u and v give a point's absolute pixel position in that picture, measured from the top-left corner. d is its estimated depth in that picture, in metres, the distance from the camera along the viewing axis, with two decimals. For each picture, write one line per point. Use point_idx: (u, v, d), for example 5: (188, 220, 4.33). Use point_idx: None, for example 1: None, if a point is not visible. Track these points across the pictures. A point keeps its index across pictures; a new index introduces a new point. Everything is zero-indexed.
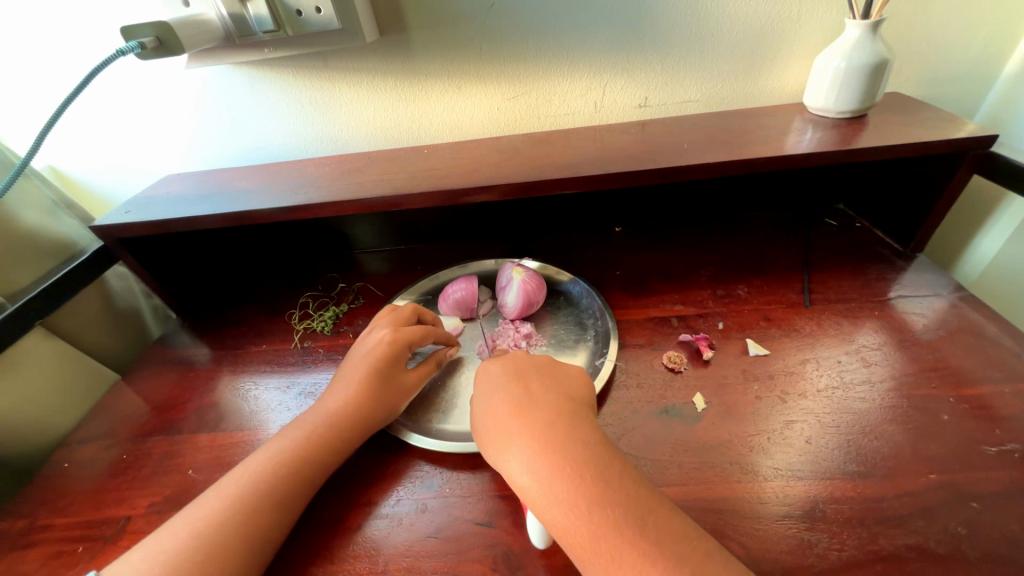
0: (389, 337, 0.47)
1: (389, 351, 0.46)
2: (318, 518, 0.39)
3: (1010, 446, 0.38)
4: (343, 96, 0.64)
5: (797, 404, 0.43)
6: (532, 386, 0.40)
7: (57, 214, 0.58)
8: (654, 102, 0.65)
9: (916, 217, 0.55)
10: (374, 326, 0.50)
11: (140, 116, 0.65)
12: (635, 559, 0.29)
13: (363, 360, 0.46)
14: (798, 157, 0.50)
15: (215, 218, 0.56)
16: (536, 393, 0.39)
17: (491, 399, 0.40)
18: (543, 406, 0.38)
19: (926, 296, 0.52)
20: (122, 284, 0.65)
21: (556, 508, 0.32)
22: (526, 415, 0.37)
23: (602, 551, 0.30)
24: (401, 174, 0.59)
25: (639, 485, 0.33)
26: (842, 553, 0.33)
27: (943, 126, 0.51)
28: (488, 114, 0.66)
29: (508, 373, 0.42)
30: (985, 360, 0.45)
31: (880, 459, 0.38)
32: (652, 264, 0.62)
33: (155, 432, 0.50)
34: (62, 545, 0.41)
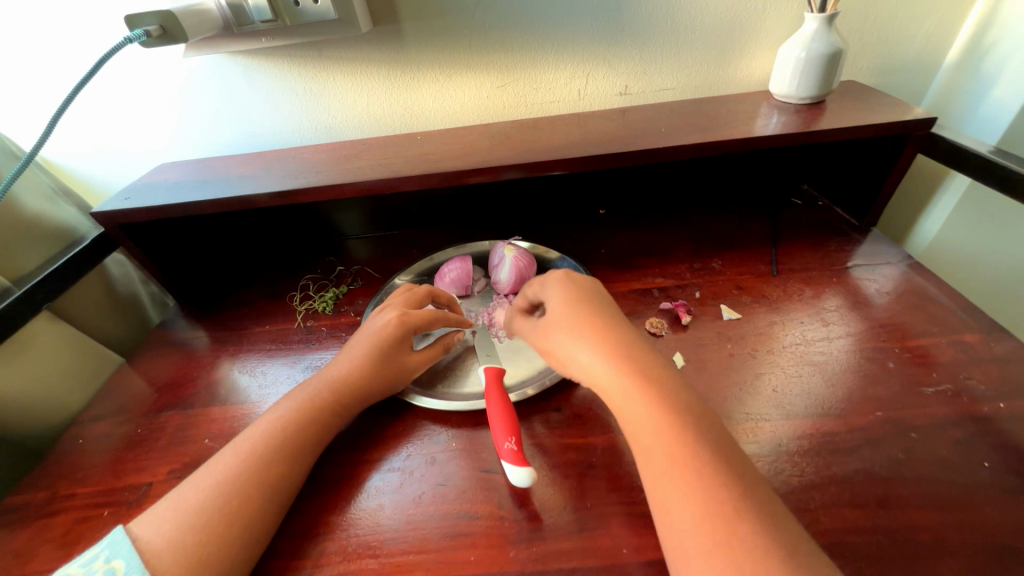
0: (397, 318, 0.48)
1: (396, 331, 0.47)
2: (333, 474, 0.43)
3: (944, 386, 0.43)
4: (337, 84, 0.66)
5: (767, 359, 0.48)
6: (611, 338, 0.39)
7: (57, 202, 0.60)
8: (634, 91, 0.69)
9: (870, 193, 0.61)
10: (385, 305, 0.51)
11: (133, 104, 0.66)
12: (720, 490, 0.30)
13: (370, 337, 0.47)
14: (765, 139, 0.55)
15: (217, 203, 0.58)
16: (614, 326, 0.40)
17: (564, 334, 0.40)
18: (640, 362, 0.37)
19: (878, 265, 0.58)
20: (121, 271, 0.66)
21: (647, 434, 0.34)
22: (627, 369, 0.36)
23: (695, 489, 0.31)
24: (397, 159, 0.62)
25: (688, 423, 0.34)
26: (802, 478, 0.38)
27: (892, 110, 0.56)
28: (478, 102, 0.69)
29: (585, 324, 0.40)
30: (927, 317, 0.50)
31: (837, 401, 0.43)
32: (635, 242, 0.67)
33: (167, 407, 0.52)
34: (86, 511, 0.43)
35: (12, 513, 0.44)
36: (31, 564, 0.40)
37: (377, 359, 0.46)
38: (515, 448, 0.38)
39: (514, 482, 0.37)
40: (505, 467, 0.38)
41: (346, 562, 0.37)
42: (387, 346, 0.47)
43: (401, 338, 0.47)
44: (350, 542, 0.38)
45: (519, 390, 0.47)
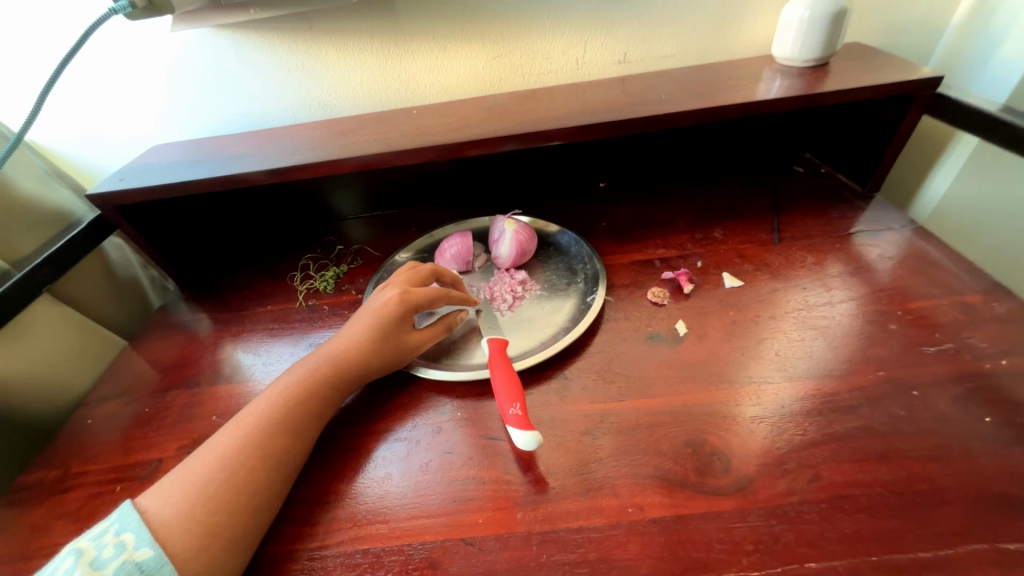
0: (398, 296, 0.47)
1: (397, 309, 0.47)
2: (340, 445, 0.43)
3: (946, 345, 0.44)
4: (329, 58, 0.64)
5: (769, 324, 0.48)
6: None
7: (51, 184, 0.61)
8: (633, 59, 0.67)
9: (873, 158, 0.60)
10: (388, 283, 0.51)
11: (123, 84, 0.64)
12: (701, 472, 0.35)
13: (371, 315, 0.47)
14: (767, 103, 0.54)
15: (212, 182, 0.57)
16: None
17: None
18: None
19: (881, 230, 0.58)
20: (120, 255, 0.67)
21: None
22: None
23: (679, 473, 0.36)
24: (392, 133, 0.61)
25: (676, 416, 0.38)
26: (804, 437, 0.38)
27: (896, 70, 0.55)
28: (474, 74, 0.68)
29: None
30: (929, 279, 0.50)
31: (839, 363, 0.43)
32: (635, 214, 0.66)
33: (173, 387, 0.53)
34: (99, 486, 0.43)
35: (26, 490, 0.44)
36: (48, 537, 0.40)
37: (378, 336, 0.46)
38: (519, 413, 0.40)
39: (519, 444, 0.38)
40: (510, 431, 0.39)
41: (356, 528, 0.37)
42: (389, 323, 0.46)
43: (403, 315, 0.47)
44: (359, 509, 0.38)
45: (522, 360, 0.47)
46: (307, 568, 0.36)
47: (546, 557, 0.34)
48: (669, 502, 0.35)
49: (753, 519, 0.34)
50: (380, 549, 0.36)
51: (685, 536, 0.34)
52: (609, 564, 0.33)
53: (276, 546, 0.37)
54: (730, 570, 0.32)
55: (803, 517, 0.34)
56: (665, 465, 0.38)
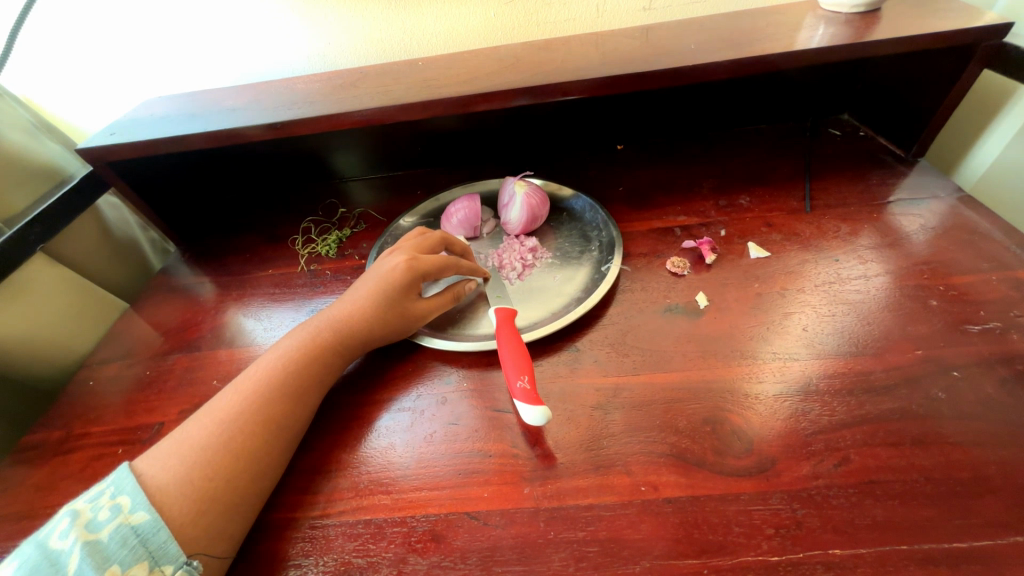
0: (406, 264, 0.45)
1: (403, 276, 0.44)
2: (343, 414, 0.42)
3: (992, 325, 0.40)
4: (328, 3, 0.59)
5: (797, 297, 0.45)
6: None
7: (38, 137, 0.58)
8: (659, 5, 0.61)
9: (921, 119, 0.55)
10: (395, 248, 0.48)
11: (110, 30, 0.60)
12: None
13: (375, 282, 0.45)
14: (809, 53, 0.49)
15: (205, 137, 0.54)
16: None
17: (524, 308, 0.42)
18: None
19: (925, 199, 0.53)
20: (117, 215, 0.65)
21: None
22: None
23: None
24: (395, 87, 0.57)
25: None
26: (832, 418, 0.36)
27: (960, 16, 0.49)
28: (484, 23, 0.62)
29: None
30: (975, 252, 0.46)
31: (873, 341, 0.40)
32: (655, 178, 0.62)
33: (174, 350, 0.52)
34: (102, 449, 0.43)
35: (30, 450, 0.44)
36: (52, 497, 0.40)
37: (383, 305, 0.44)
38: (527, 387, 0.38)
39: (527, 420, 0.37)
40: (517, 405, 0.37)
41: (359, 498, 0.36)
42: (394, 291, 0.44)
43: (409, 283, 0.44)
44: (361, 479, 0.37)
45: (531, 331, 0.45)
46: (308, 537, 0.35)
47: (554, 534, 0.33)
48: (685, 482, 0.34)
49: (775, 502, 0.32)
50: (382, 520, 0.35)
51: (702, 518, 0.32)
52: (620, 544, 0.32)
53: (277, 513, 0.36)
54: (748, 554, 0.30)
55: (829, 501, 0.32)
56: (680, 443, 0.36)
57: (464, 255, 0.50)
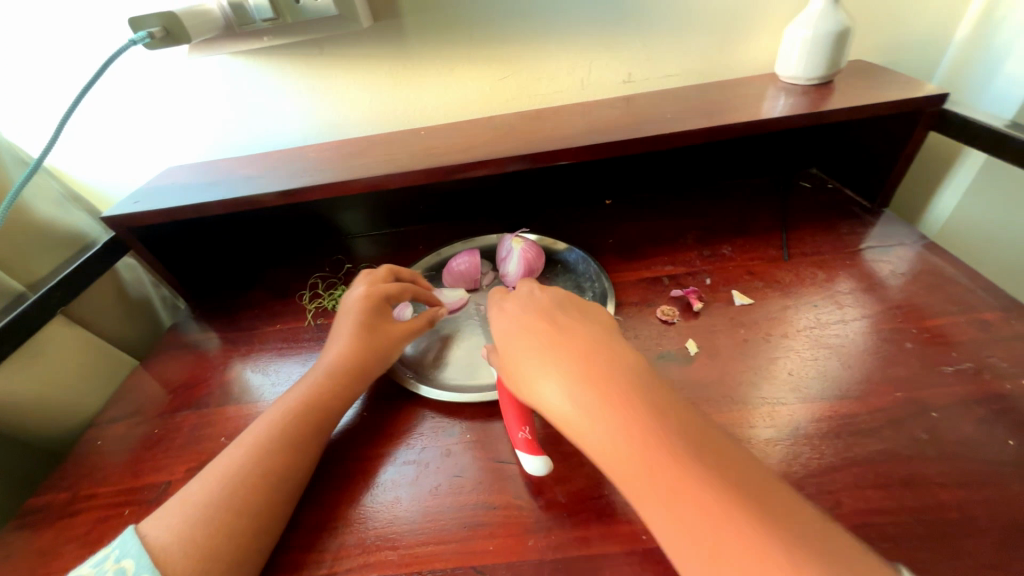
0: (365, 293, 0.50)
1: (364, 309, 0.49)
2: (349, 468, 0.43)
3: (964, 365, 0.43)
4: (340, 83, 0.66)
5: (781, 343, 0.47)
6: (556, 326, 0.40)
7: (66, 207, 0.62)
8: (638, 78, 0.68)
9: (880, 175, 0.60)
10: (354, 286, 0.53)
11: (138, 110, 0.66)
12: (697, 488, 0.28)
13: (345, 317, 0.50)
14: (772, 121, 0.54)
15: (224, 204, 0.58)
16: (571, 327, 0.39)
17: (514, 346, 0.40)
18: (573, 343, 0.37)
19: (892, 246, 0.57)
20: (132, 275, 0.68)
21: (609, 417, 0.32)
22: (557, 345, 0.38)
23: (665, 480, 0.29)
24: (401, 155, 0.62)
25: (684, 421, 0.32)
26: (822, 461, 0.37)
27: (903, 87, 0.55)
28: (480, 96, 0.69)
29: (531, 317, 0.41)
30: (944, 296, 0.50)
31: (855, 384, 0.43)
32: (643, 231, 0.66)
33: (182, 407, 0.53)
34: (108, 510, 0.43)
35: (36, 513, 0.44)
36: (56, 562, 0.40)
37: (374, 349, 0.47)
38: (529, 437, 0.40)
39: (529, 471, 0.39)
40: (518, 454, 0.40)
41: (366, 555, 0.37)
42: (373, 328, 0.48)
43: (378, 308, 0.50)
44: (369, 535, 0.38)
45: None
46: None
47: None
48: None
49: None
50: None
51: None
52: None
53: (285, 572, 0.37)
54: None
55: None
56: None
57: (417, 281, 0.55)
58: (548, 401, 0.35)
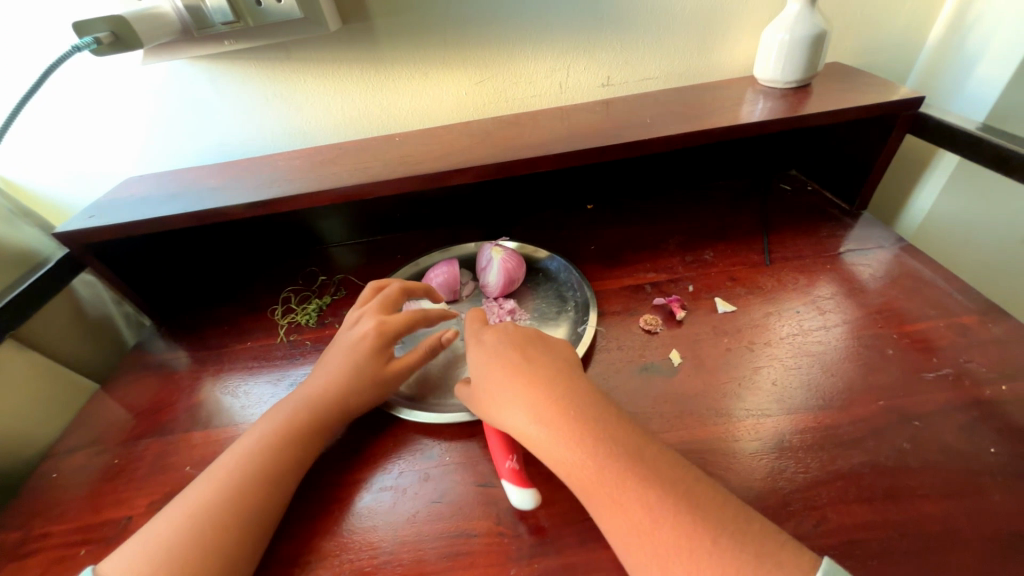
0: (375, 326, 0.46)
1: (374, 343, 0.45)
2: (323, 496, 0.41)
3: (944, 371, 0.43)
4: (309, 88, 0.63)
5: (764, 351, 0.47)
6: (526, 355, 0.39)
7: (15, 223, 0.59)
8: (616, 81, 0.67)
9: (859, 178, 0.60)
10: (356, 313, 0.49)
11: (93, 117, 0.62)
12: (665, 528, 0.29)
13: (346, 350, 0.45)
14: (751, 125, 0.54)
15: (187, 217, 0.55)
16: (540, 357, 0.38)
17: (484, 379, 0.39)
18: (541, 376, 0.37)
19: (872, 248, 0.57)
20: (91, 292, 0.64)
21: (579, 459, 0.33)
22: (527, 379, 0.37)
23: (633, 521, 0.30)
24: (374, 163, 0.60)
25: (652, 459, 0.32)
26: (807, 475, 0.37)
27: (879, 91, 0.55)
28: (457, 100, 0.67)
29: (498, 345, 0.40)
30: (922, 300, 0.50)
31: (838, 393, 0.42)
32: (625, 236, 0.65)
33: (145, 434, 0.50)
34: (63, 550, 0.40)
35: None
36: None
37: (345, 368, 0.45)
38: (515, 467, 0.38)
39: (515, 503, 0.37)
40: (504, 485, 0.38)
41: None
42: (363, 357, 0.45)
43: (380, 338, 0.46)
44: (344, 568, 0.36)
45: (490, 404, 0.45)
46: None
47: None
48: None
49: None
50: None
51: None
52: None
53: None
54: None
55: None
56: None
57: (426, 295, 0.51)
58: (514, 427, 0.36)
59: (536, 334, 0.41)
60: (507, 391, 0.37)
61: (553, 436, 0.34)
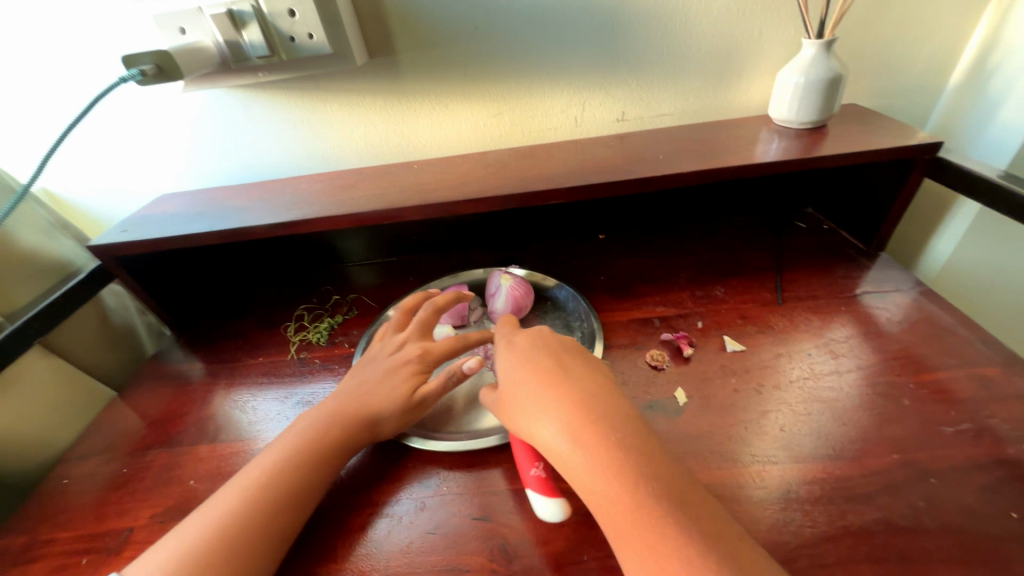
0: (419, 352, 0.47)
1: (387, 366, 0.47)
2: (319, 520, 0.41)
3: (965, 425, 0.41)
4: (335, 116, 0.66)
5: (773, 395, 0.46)
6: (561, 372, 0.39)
7: (54, 235, 0.62)
8: (631, 117, 0.69)
9: (876, 219, 0.59)
10: (396, 334, 0.50)
11: (133, 139, 0.66)
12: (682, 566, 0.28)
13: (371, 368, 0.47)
14: (765, 165, 0.54)
15: (211, 235, 0.57)
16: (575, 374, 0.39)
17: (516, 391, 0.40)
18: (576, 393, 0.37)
19: (889, 291, 0.56)
20: (117, 302, 0.67)
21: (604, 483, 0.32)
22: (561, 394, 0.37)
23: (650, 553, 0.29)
24: (392, 189, 0.62)
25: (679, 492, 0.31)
26: (814, 530, 0.35)
27: (897, 134, 0.55)
28: (475, 131, 0.69)
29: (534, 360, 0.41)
30: (943, 348, 0.48)
31: (849, 443, 0.41)
32: (635, 268, 0.65)
33: (155, 445, 0.51)
34: (66, 558, 0.41)
35: None
36: None
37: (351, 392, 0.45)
38: (541, 476, 0.39)
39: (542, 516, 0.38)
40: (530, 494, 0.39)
41: None
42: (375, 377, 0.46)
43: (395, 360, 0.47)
44: None
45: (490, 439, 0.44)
46: None
47: None
48: None
49: None
50: None
51: None
52: None
53: None
54: None
55: None
56: None
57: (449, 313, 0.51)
58: (543, 439, 0.36)
59: (569, 353, 0.42)
60: (540, 403, 0.37)
61: (581, 454, 0.34)
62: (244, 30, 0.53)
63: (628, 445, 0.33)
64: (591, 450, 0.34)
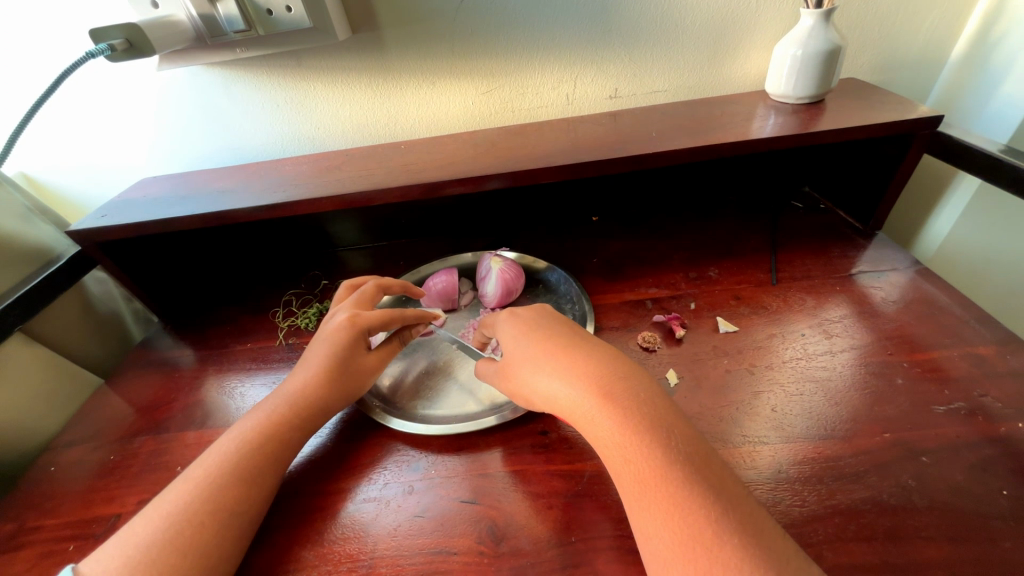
0: (349, 320, 0.46)
1: (347, 333, 0.46)
2: (306, 505, 0.40)
3: (957, 404, 0.41)
4: (319, 95, 0.64)
5: (765, 375, 0.45)
6: (572, 341, 0.39)
7: (32, 220, 0.60)
8: (624, 93, 0.67)
9: (873, 197, 0.58)
10: (337, 310, 0.50)
11: (111, 119, 0.64)
12: (701, 524, 0.28)
13: (325, 343, 0.46)
14: (760, 141, 0.52)
15: (193, 219, 0.56)
16: (585, 344, 0.39)
17: (525, 359, 0.39)
18: (589, 359, 0.37)
19: (885, 270, 0.55)
20: (101, 289, 0.66)
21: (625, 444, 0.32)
22: (574, 360, 0.37)
23: (664, 511, 0.29)
24: (379, 170, 0.60)
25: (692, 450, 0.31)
26: (804, 509, 0.35)
27: (897, 109, 0.53)
28: (464, 109, 0.67)
29: (543, 329, 0.41)
30: (938, 327, 0.47)
31: (841, 423, 0.40)
32: (629, 250, 0.64)
33: (142, 432, 0.51)
34: (53, 544, 0.41)
35: None
36: None
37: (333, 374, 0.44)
38: None
39: None
40: None
41: None
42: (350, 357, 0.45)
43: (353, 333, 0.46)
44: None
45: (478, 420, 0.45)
46: None
47: None
48: None
49: None
50: None
51: None
52: None
53: None
54: None
55: None
56: None
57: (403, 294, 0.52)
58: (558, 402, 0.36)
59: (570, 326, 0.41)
60: (552, 370, 0.37)
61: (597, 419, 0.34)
62: (219, 3, 0.51)
63: (645, 408, 0.33)
64: (610, 410, 0.33)
